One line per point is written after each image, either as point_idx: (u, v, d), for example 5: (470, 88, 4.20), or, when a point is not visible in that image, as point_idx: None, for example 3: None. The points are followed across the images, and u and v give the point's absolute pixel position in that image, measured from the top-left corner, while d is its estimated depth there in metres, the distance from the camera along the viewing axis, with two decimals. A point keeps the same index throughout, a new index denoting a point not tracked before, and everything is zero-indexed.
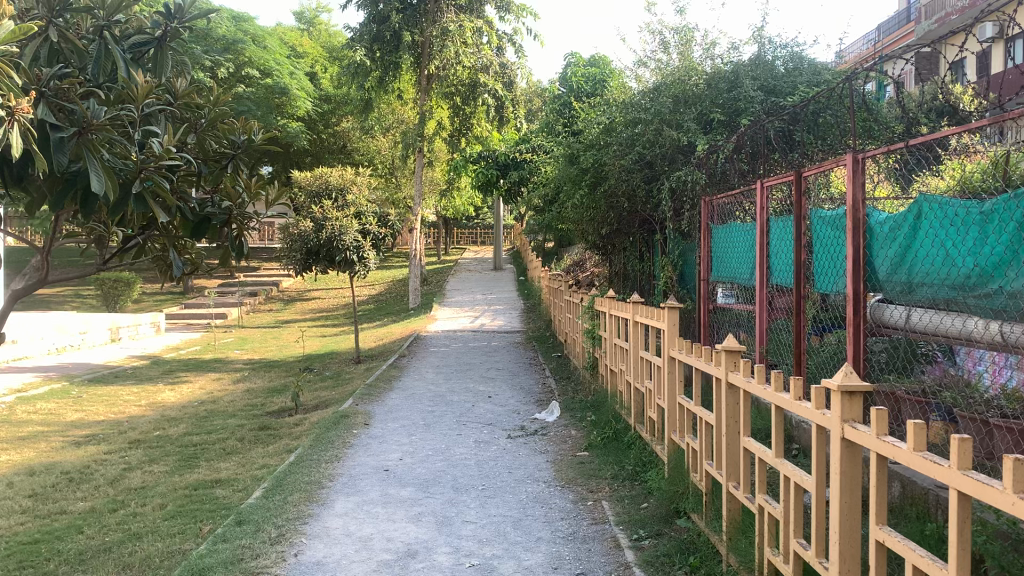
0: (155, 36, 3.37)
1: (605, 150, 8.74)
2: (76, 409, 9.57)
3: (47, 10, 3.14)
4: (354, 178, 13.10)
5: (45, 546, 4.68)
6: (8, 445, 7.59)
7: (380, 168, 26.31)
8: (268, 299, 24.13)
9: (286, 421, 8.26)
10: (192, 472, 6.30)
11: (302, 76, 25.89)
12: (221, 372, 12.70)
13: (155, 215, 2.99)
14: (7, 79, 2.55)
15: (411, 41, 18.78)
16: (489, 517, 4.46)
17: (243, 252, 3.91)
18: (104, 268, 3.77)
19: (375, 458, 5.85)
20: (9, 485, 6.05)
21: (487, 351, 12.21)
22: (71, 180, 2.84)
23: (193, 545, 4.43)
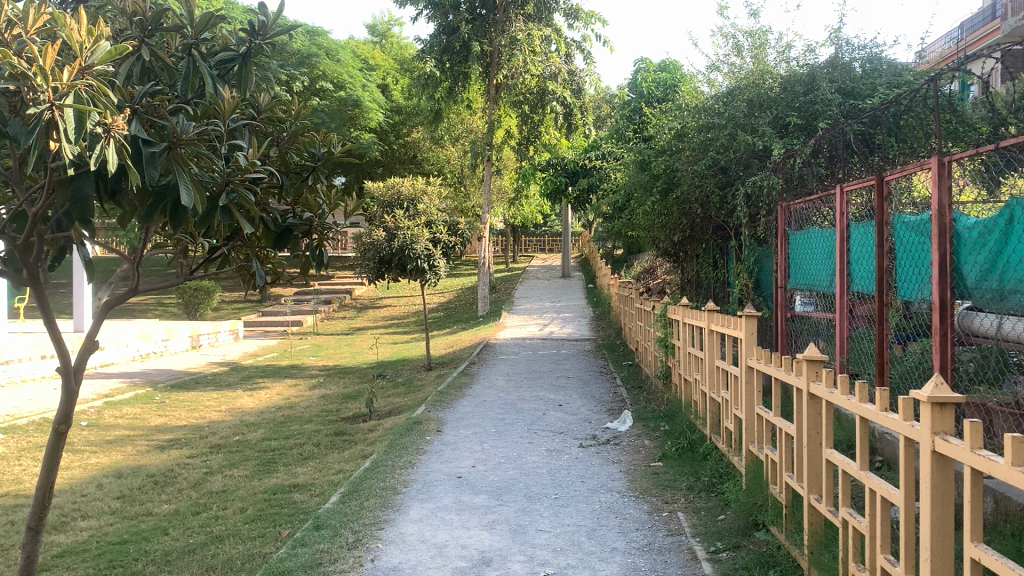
0: (239, 53, 3.45)
1: (677, 155, 8.65)
2: (159, 414, 9.88)
3: (140, 30, 3.28)
4: (425, 188, 13.25)
5: (133, 547, 4.85)
6: (98, 447, 7.90)
7: (450, 177, 26.58)
8: (341, 307, 24.57)
9: (361, 426, 8.38)
10: (271, 476, 6.44)
11: (374, 88, 26.36)
12: (297, 378, 12.97)
13: (240, 226, 3.07)
14: (104, 97, 2.68)
15: (480, 51, 18.92)
16: (563, 526, 4.44)
17: (324, 262, 3.99)
18: (191, 279, 3.90)
19: (448, 465, 5.89)
20: (99, 487, 6.29)
21: (557, 359, 12.19)
22: (162, 194, 2.93)
23: (272, 548, 4.52)
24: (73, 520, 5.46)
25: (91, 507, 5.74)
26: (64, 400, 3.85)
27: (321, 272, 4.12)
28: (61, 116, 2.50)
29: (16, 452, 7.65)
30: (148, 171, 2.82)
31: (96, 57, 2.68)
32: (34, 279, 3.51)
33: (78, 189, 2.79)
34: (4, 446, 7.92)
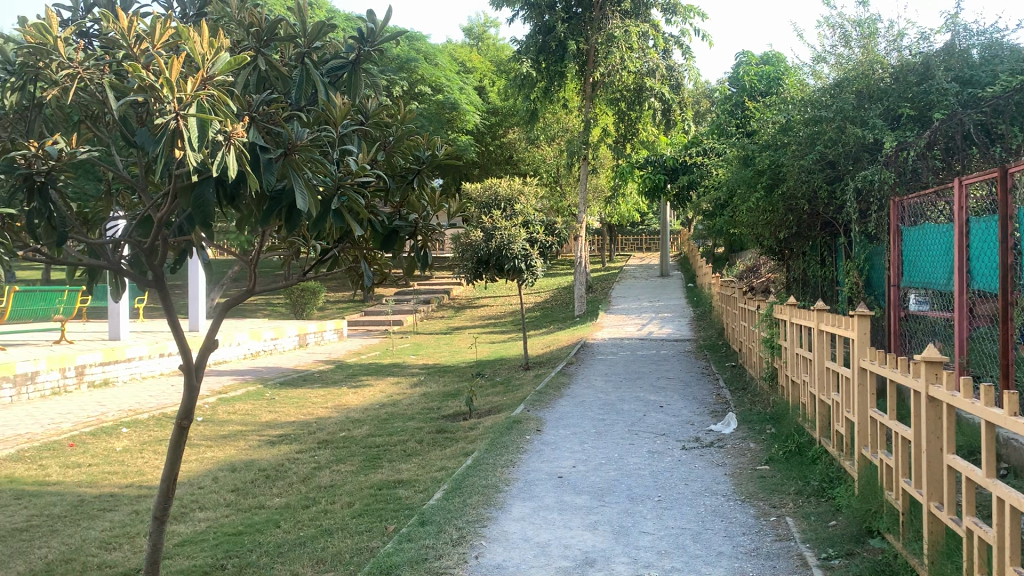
0: (349, 60, 3.55)
1: (783, 150, 8.43)
2: (269, 410, 10.25)
3: (256, 41, 3.43)
4: (522, 188, 13.32)
5: (248, 538, 5.04)
6: (213, 442, 8.25)
7: (546, 177, 26.64)
8: (440, 307, 24.98)
9: (462, 424, 8.49)
10: (376, 472, 6.60)
11: (471, 90, 26.67)
12: (399, 377, 13.23)
13: (351, 228, 3.15)
14: (224, 107, 2.81)
15: (576, 50, 18.90)
16: (667, 529, 4.39)
17: (428, 263, 4.08)
18: (303, 280, 4.04)
19: (549, 465, 5.90)
20: (215, 480, 6.57)
21: (657, 359, 12.05)
22: (277, 198, 3.04)
23: (379, 543, 4.63)
24: (192, 512, 5.72)
25: (208, 499, 5.99)
26: (186, 396, 4.04)
27: (426, 273, 4.19)
28: (185, 125, 2.66)
29: (140, 445, 8.08)
30: (265, 177, 2.93)
31: (216, 68, 2.82)
32: (160, 282, 3.70)
33: (200, 195, 2.93)
34: (129, 439, 8.37)
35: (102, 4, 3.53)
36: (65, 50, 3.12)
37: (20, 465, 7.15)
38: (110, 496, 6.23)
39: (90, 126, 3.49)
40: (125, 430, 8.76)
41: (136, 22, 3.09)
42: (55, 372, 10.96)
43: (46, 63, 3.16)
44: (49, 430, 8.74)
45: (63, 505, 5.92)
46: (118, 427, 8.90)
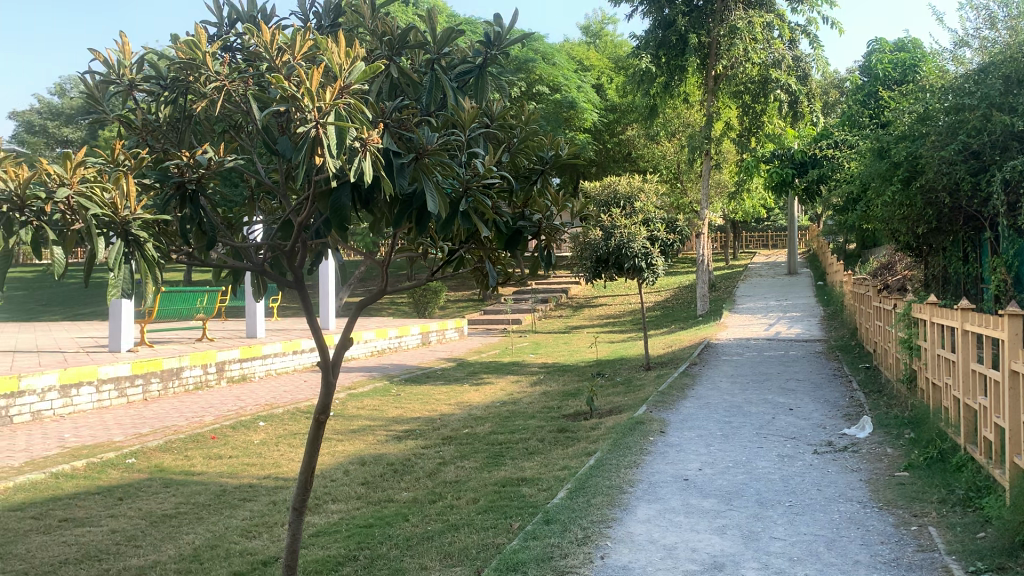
0: (477, 64, 3.61)
1: (922, 140, 8.01)
2: (395, 406, 10.53)
3: (389, 50, 3.57)
4: (642, 185, 13.17)
5: (378, 531, 5.20)
6: (343, 436, 8.56)
7: (666, 174, 26.28)
8: (559, 306, 25.04)
9: (584, 424, 8.48)
10: (500, 469, 6.68)
11: (589, 88, 26.60)
12: (519, 375, 13.33)
13: (479, 230, 3.21)
14: (360, 115, 2.92)
15: (698, 43, 18.58)
16: (799, 535, 4.25)
17: (552, 263, 4.12)
18: (431, 280, 4.15)
19: (674, 467, 5.82)
20: (346, 473, 6.82)
21: (785, 360, 11.67)
22: (409, 202, 3.13)
23: (505, 539, 4.69)
24: (325, 504, 5.94)
25: (340, 491, 6.21)
26: (324, 392, 4.17)
27: (550, 273, 4.22)
28: (324, 133, 2.77)
29: (276, 438, 8.46)
30: (399, 181, 3.03)
31: (353, 78, 2.94)
32: (298, 282, 3.85)
33: (337, 201, 3.05)
34: (266, 432, 8.79)
35: (245, 19, 3.72)
36: (213, 63, 3.32)
37: (169, 455, 7.62)
38: (250, 486, 6.56)
39: (234, 135, 3.69)
40: (262, 424, 9.19)
41: (278, 35, 3.25)
42: (198, 368, 11.62)
43: (197, 76, 3.38)
44: (194, 423, 9.28)
45: (208, 494, 6.28)
46: (255, 420, 9.36)
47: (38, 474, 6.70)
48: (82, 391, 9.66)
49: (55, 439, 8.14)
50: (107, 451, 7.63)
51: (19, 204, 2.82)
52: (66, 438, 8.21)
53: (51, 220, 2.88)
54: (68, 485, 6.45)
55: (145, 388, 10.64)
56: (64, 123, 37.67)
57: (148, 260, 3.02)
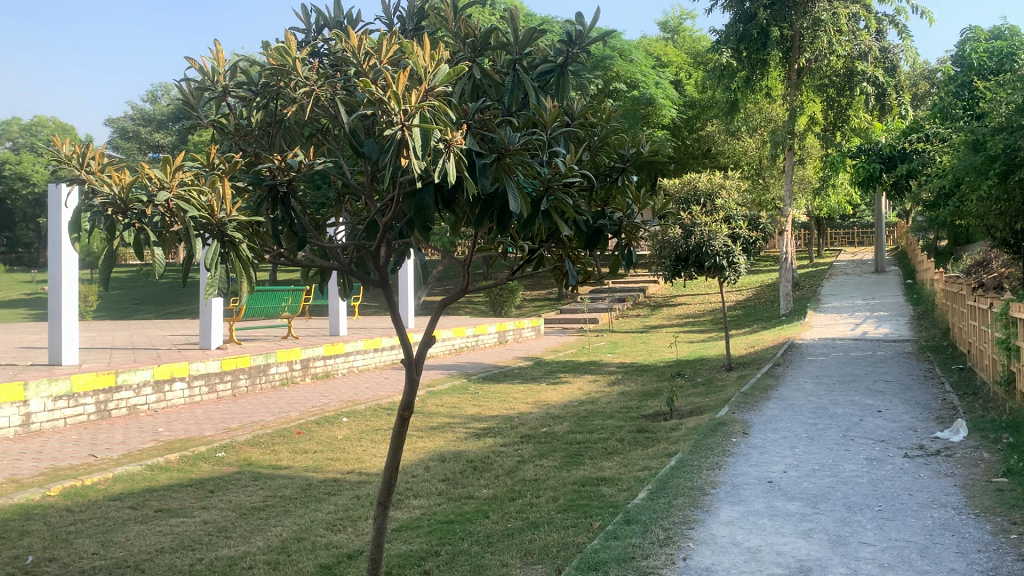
0: (558, 63, 3.62)
1: (1020, 132, 7.70)
2: (474, 404, 10.62)
3: (472, 52, 3.62)
4: (723, 181, 12.97)
5: (460, 527, 5.25)
6: (424, 433, 8.68)
7: (747, 170, 25.83)
8: (636, 305, 24.85)
9: (664, 424, 8.40)
10: (579, 468, 6.67)
11: (667, 84, 26.33)
12: (596, 374, 13.29)
13: (560, 229, 3.23)
14: (444, 116, 2.97)
15: (780, 36, 18.18)
16: (890, 541, 4.13)
17: (632, 261, 4.12)
18: (512, 279, 4.18)
19: (757, 468, 5.72)
20: (427, 469, 6.91)
21: (873, 361, 11.32)
22: (491, 202, 3.16)
23: (585, 539, 4.68)
24: (408, 499, 6.03)
25: (421, 487, 6.30)
26: (407, 389, 4.21)
27: (631, 272, 4.21)
28: (410, 135, 2.84)
29: (358, 434, 8.63)
30: (481, 180, 3.06)
31: (438, 80, 2.99)
32: (383, 281, 3.92)
33: (420, 202, 3.11)
34: (349, 428, 8.97)
35: (332, 25, 3.82)
36: (302, 69, 3.42)
37: (257, 449, 7.86)
38: (334, 480, 6.72)
39: (321, 138, 3.77)
40: (345, 420, 9.39)
41: (365, 40, 3.32)
42: (284, 364, 11.94)
43: (286, 82, 3.48)
44: (280, 418, 9.55)
45: (294, 488, 6.46)
46: (339, 416, 9.56)
47: (134, 466, 6.99)
48: (175, 387, 10.03)
49: (150, 432, 8.49)
50: (198, 445, 7.92)
51: (122, 207, 2.97)
52: (161, 432, 8.55)
53: (151, 221, 3.04)
54: (162, 477, 6.71)
55: (234, 384, 11.00)
56: (156, 129, 39.11)
57: (243, 260, 3.10)
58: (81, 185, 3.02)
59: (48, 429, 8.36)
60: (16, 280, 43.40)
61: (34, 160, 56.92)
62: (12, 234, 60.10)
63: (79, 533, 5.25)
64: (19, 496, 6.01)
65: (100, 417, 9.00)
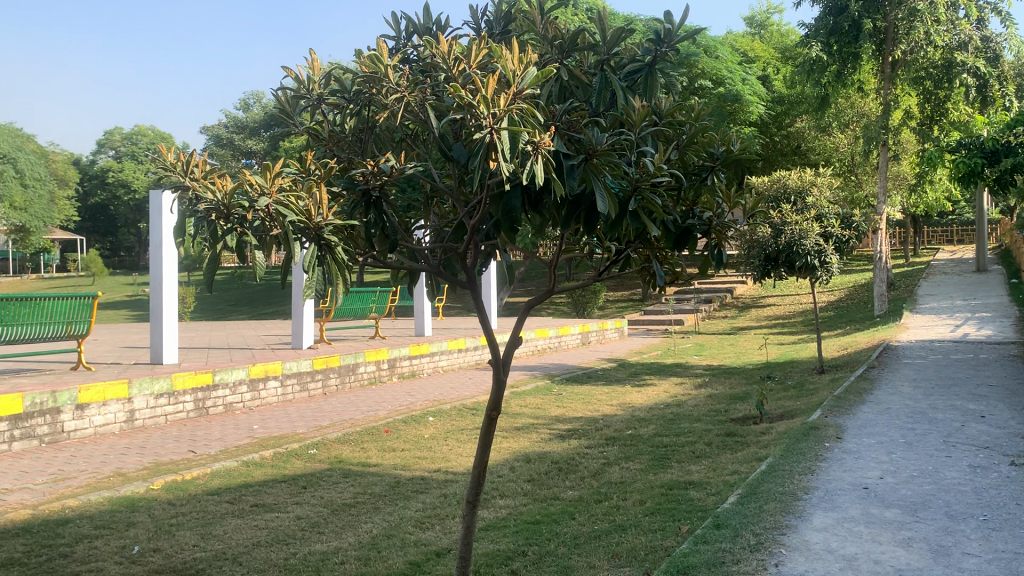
0: (646, 62, 3.60)
1: None
2: (558, 405, 10.62)
3: (559, 54, 3.63)
4: (814, 179, 12.64)
5: (547, 528, 5.26)
6: (508, 433, 8.72)
7: (839, 166, 25.14)
8: (723, 306, 24.43)
9: (753, 428, 8.23)
10: (666, 471, 6.60)
11: (754, 80, 25.85)
12: (683, 377, 13.11)
13: (648, 229, 3.20)
14: (531, 118, 2.99)
15: (873, 28, 17.62)
16: (996, 552, 3.95)
17: (723, 260, 4.05)
18: (600, 280, 4.16)
19: (852, 474, 5.55)
20: (512, 469, 6.94)
21: (976, 364, 10.84)
22: (578, 203, 3.16)
23: (674, 542, 4.64)
24: (494, 499, 6.08)
25: (507, 487, 6.34)
26: (495, 389, 4.23)
27: (720, 272, 4.14)
28: (498, 138, 2.88)
29: (444, 433, 8.73)
30: (569, 182, 3.07)
31: (526, 83, 3.02)
32: (470, 282, 3.97)
33: (508, 204, 3.14)
34: (435, 427, 9.10)
35: (421, 31, 3.89)
36: (393, 75, 3.50)
37: (346, 447, 8.04)
38: (422, 478, 6.82)
39: (411, 143, 3.85)
40: (431, 419, 9.51)
41: (454, 45, 3.38)
42: (372, 364, 12.19)
43: (378, 89, 3.56)
44: (368, 416, 9.74)
45: (383, 485, 6.59)
46: (425, 416, 9.69)
47: (231, 462, 7.24)
48: (268, 385, 10.35)
49: (246, 429, 8.78)
50: (291, 442, 8.15)
51: (225, 212, 3.11)
52: (255, 429, 8.83)
53: (252, 226, 3.16)
54: (257, 473, 6.94)
55: (325, 383, 11.28)
56: (249, 136, 40.50)
57: (339, 263, 3.20)
58: (185, 192, 3.15)
59: (151, 424, 8.73)
60: (120, 283, 45.61)
61: (137, 168, 59.59)
62: (116, 238, 63.28)
63: (181, 525, 5.48)
64: (125, 489, 6.31)
65: (199, 415, 9.35)
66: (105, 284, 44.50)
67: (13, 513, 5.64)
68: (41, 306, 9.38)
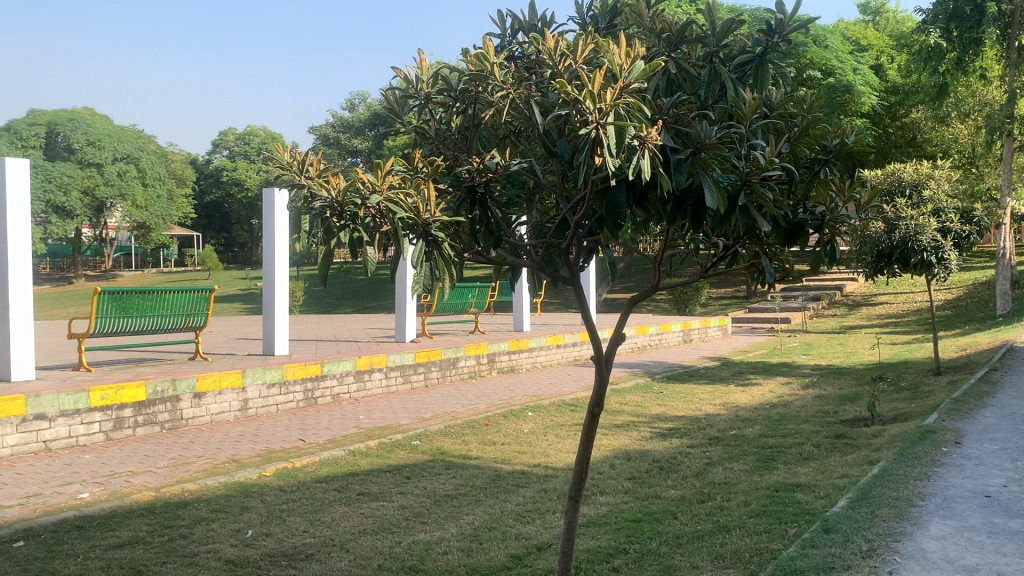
0: (756, 53, 3.54)
1: None
2: (659, 403, 10.49)
3: (667, 47, 3.59)
4: (932, 171, 12.09)
5: (648, 526, 5.22)
6: (608, 430, 8.69)
7: (958, 157, 23.99)
8: (832, 304, 23.64)
9: (864, 430, 7.93)
10: (772, 473, 6.44)
11: (866, 70, 24.92)
12: (789, 377, 12.78)
13: (759, 224, 3.13)
14: (638, 113, 2.98)
15: (997, 12, 16.72)
16: None
17: (836, 256, 3.92)
18: (706, 276, 4.07)
19: (973, 481, 5.29)
20: (612, 467, 6.90)
21: None
22: (684, 197, 3.12)
23: (780, 545, 4.54)
24: (595, 495, 6.07)
25: (608, 484, 6.32)
26: (597, 385, 4.21)
27: (833, 268, 4.00)
28: (605, 133, 2.88)
29: (544, 428, 8.77)
30: (677, 177, 3.04)
31: (632, 77, 3.01)
32: (572, 278, 3.96)
33: (613, 199, 3.13)
34: (535, 422, 9.14)
35: (526, 28, 3.91)
36: (498, 73, 3.51)
37: (448, 439, 8.16)
38: (522, 473, 6.87)
39: (515, 140, 3.87)
40: (531, 414, 9.57)
41: (560, 41, 3.38)
42: (472, 358, 12.34)
43: (485, 87, 3.60)
44: (469, 410, 9.87)
45: (484, 478, 6.67)
46: (525, 410, 9.76)
47: (338, 451, 7.47)
48: (373, 377, 10.62)
49: (352, 419, 9.03)
50: (394, 433, 8.33)
51: (338, 210, 3.21)
52: (361, 420, 9.07)
53: (364, 223, 3.25)
54: (364, 462, 7.13)
55: (427, 375, 11.49)
56: (354, 135, 41.51)
57: (445, 258, 3.28)
58: (300, 190, 3.27)
59: (263, 413, 9.09)
60: (232, 277, 47.74)
61: (249, 167, 62.03)
62: (229, 235, 66.21)
63: (291, 511, 5.68)
64: (240, 475, 6.59)
65: (308, 404, 9.68)
66: (219, 278, 46.57)
67: (137, 495, 5.97)
68: (163, 300, 9.86)
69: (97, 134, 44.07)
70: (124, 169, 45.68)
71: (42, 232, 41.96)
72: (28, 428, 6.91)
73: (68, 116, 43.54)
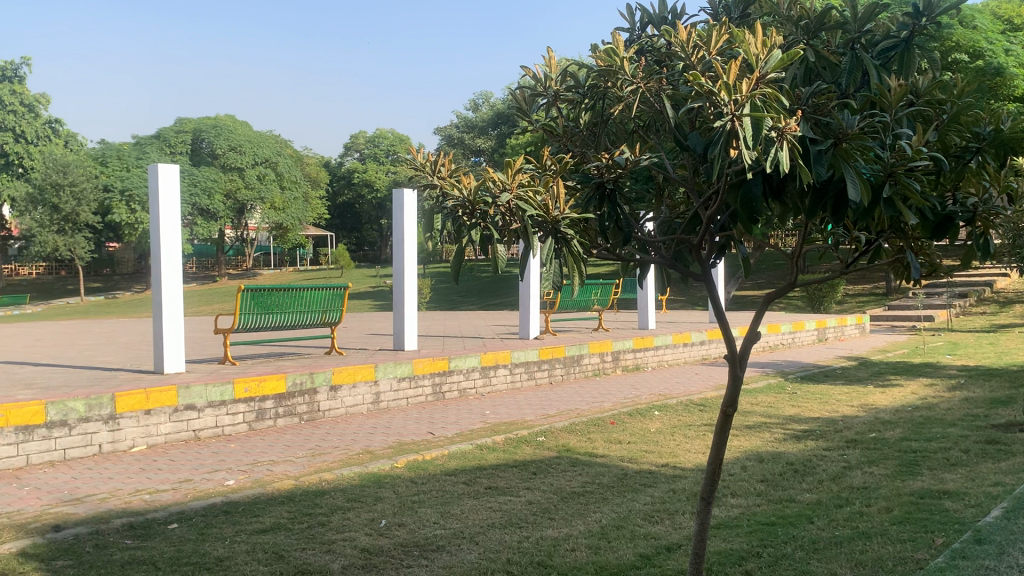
0: (902, 38, 3.43)
1: None
2: (792, 404, 10.15)
3: (805, 34, 3.48)
4: None
5: (782, 530, 5.06)
6: (738, 431, 8.47)
7: None
8: (981, 301, 22.22)
9: (1019, 436, 7.42)
10: (916, 479, 6.12)
11: (1019, 50, 23.27)
12: (934, 378, 12.08)
13: (905, 216, 2.98)
14: (776, 103, 2.89)
15: None
16: None
17: (990, 250, 3.68)
18: (847, 272, 3.89)
19: None
20: (744, 468, 6.73)
21: None
22: (823, 189, 3.00)
23: (926, 555, 4.31)
24: (726, 497, 5.93)
25: (739, 486, 6.17)
26: (730, 385, 4.11)
27: (986, 262, 3.77)
28: (740, 126, 2.82)
29: (671, 428, 8.63)
30: (816, 169, 2.92)
31: (769, 66, 2.93)
32: (703, 274, 3.88)
33: (748, 192, 3.05)
34: (662, 421, 9.02)
35: (655, 21, 3.86)
36: (628, 67, 3.48)
37: (574, 436, 8.17)
38: (650, 472, 6.79)
39: (643, 134, 3.81)
40: (658, 413, 9.44)
41: (693, 32, 3.33)
42: (596, 356, 12.31)
43: (614, 82, 3.56)
44: (594, 408, 9.83)
45: (611, 476, 6.63)
46: (652, 409, 9.64)
47: (466, 445, 7.59)
48: (499, 373, 10.75)
49: (478, 414, 9.17)
50: (521, 429, 8.41)
51: (469, 208, 3.26)
52: (488, 415, 9.20)
53: (493, 221, 3.30)
54: (491, 457, 7.23)
55: (551, 372, 11.53)
56: (479, 134, 42.14)
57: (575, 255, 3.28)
58: (433, 190, 3.36)
59: (395, 407, 9.36)
60: (364, 274, 49.46)
61: (379, 168, 63.96)
62: (361, 234, 68.56)
63: (422, 503, 5.82)
64: (374, 466, 6.80)
65: (437, 398, 9.89)
66: (352, 275, 48.33)
67: (278, 483, 6.26)
68: (300, 297, 10.33)
69: (239, 139, 46.35)
70: (264, 172, 48.09)
71: (190, 233, 44.69)
72: (179, 418, 7.39)
73: (212, 123, 45.93)
